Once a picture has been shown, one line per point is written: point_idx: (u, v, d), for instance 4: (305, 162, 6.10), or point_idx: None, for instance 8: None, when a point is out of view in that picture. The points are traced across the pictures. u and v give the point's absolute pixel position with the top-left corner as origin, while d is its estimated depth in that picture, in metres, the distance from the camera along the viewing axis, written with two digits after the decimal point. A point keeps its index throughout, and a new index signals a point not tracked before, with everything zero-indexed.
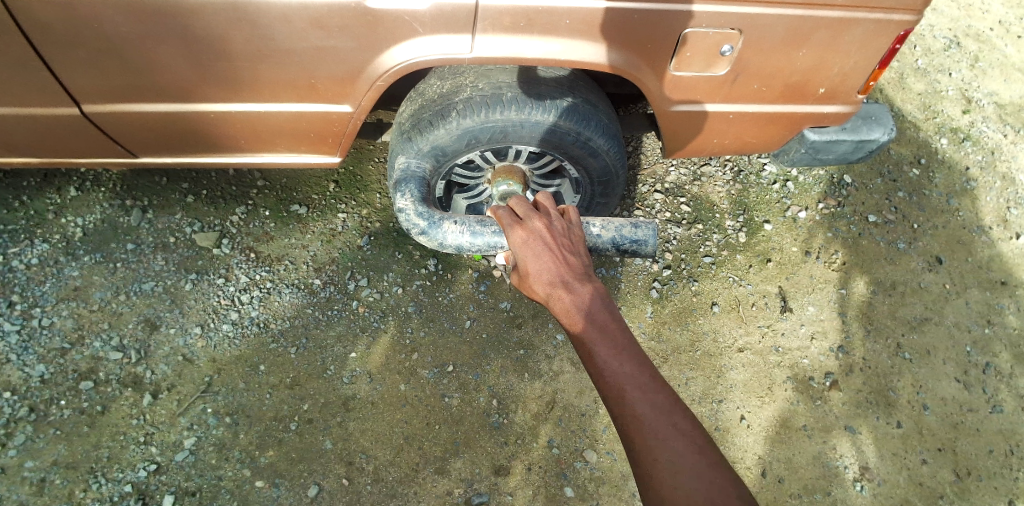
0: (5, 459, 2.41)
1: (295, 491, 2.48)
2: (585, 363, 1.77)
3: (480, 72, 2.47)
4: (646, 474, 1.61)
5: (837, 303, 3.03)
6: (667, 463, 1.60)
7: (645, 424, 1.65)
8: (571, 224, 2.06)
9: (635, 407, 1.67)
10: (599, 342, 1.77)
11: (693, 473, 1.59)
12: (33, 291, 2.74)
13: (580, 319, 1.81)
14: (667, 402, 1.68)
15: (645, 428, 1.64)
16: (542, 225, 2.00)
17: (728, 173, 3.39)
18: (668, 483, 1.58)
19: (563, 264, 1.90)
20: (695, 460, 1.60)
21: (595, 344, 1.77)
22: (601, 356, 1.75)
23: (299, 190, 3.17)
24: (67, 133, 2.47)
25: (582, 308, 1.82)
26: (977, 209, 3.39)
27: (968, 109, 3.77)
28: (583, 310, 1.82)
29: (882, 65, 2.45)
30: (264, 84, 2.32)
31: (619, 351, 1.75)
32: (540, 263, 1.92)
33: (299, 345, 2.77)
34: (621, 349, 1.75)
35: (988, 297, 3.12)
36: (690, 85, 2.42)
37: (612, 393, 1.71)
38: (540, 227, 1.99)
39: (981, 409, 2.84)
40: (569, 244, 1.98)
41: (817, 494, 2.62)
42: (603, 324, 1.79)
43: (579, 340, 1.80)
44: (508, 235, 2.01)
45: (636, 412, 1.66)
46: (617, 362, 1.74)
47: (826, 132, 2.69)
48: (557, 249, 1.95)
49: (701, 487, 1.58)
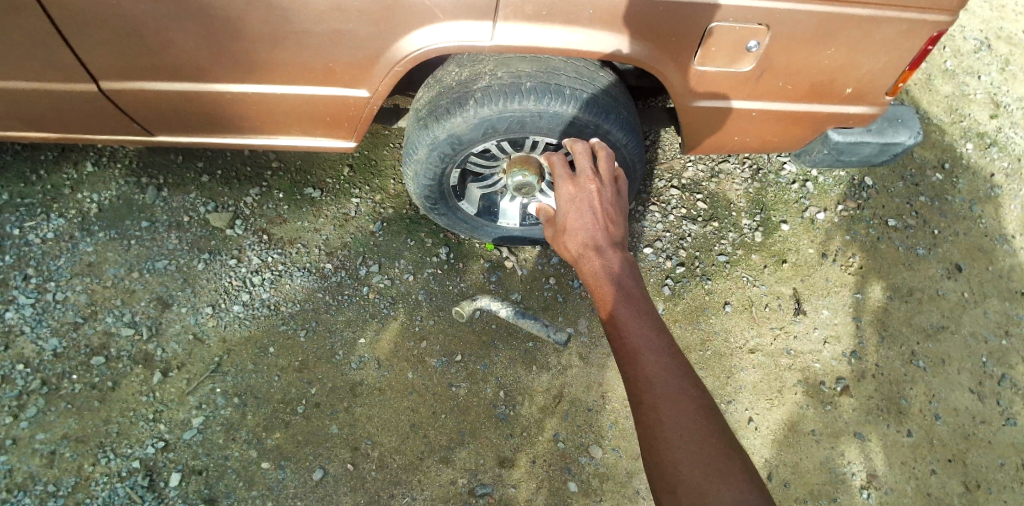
0: (17, 431, 2.43)
1: (301, 474, 2.49)
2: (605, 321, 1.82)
3: (499, 60, 2.43)
4: (654, 445, 1.63)
5: (852, 308, 3.00)
6: (670, 424, 1.63)
7: (655, 384, 1.68)
8: (621, 195, 2.09)
9: (647, 368, 1.71)
10: (622, 304, 1.81)
11: (694, 436, 1.61)
12: (48, 265, 2.76)
13: (607, 282, 1.85)
14: (680, 370, 1.70)
15: (654, 388, 1.68)
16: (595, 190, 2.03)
17: (747, 171, 3.35)
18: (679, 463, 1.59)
19: (603, 230, 1.94)
20: (697, 424, 1.62)
21: (617, 305, 1.81)
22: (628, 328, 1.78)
23: (314, 173, 3.17)
24: (85, 110, 2.48)
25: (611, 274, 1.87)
26: (1000, 217, 3.32)
27: (995, 113, 3.69)
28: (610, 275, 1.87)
29: (912, 67, 2.40)
30: (282, 67, 2.30)
31: (639, 315, 1.79)
32: (583, 226, 1.97)
33: (309, 328, 2.77)
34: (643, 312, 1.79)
35: (1007, 307, 3.06)
36: (714, 80, 2.37)
37: (625, 350, 1.75)
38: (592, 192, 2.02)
39: (994, 421, 2.80)
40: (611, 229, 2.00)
41: (822, 500, 2.60)
42: (628, 292, 1.83)
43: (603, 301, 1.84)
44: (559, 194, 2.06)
45: (647, 372, 1.70)
46: (635, 324, 1.77)
47: (850, 133, 2.64)
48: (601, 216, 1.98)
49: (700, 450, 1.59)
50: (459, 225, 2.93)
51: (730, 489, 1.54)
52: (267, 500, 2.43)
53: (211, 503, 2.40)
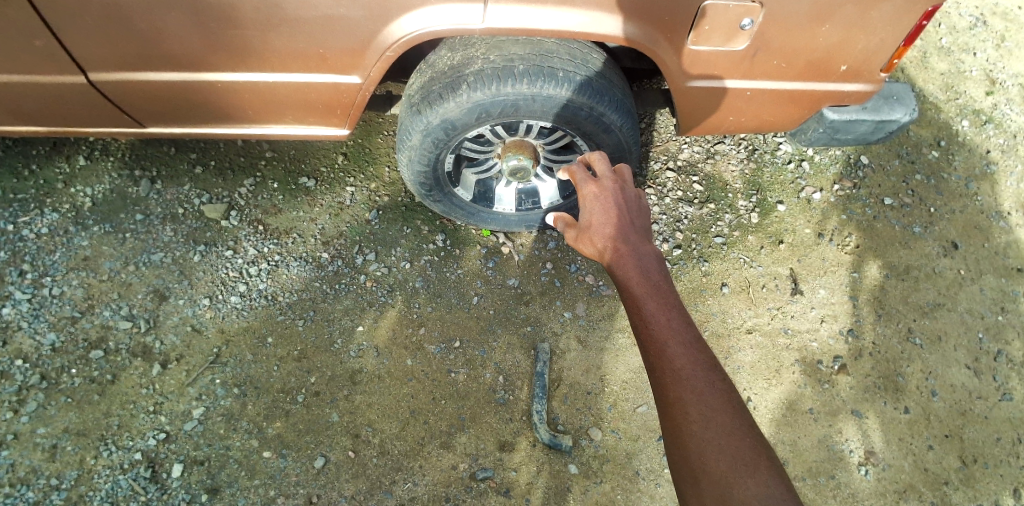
0: (18, 425, 2.44)
1: (302, 462, 2.50)
2: (632, 315, 1.74)
3: (492, 43, 2.41)
4: (681, 441, 1.57)
5: (848, 287, 3.00)
6: (698, 418, 1.58)
7: (683, 380, 1.62)
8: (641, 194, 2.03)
9: (676, 361, 1.65)
10: (649, 295, 1.74)
11: (723, 432, 1.56)
12: (44, 260, 2.75)
13: (634, 272, 1.78)
14: (710, 364, 1.64)
15: (683, 381, 1.62)
16: (616, 185, 1.98)
17: (742, 152, 3.34)
18: (707, 458, 1.54)
19: (626, 225, 1.88)
20: (727, 420, 1.57)
21: (644, 296, 1.74)
22: (654, 320, 1.70)
23: (308, 162, 3.16)
24: (76, 102, 2.46)
25: (637, 264, 1.80)
26: (996, 194, 3.32)
27: (991, 90, 3.68)
28: (637, 265, 1.80)
29: (908, 43, 2.38)
30: (272, 53, 2.28)
31: (668, 307, 1.71)
32: (605, 220, 1.91)
33: (306, 318, 2.77)
34: (671, 302, 1.73)
35: (1003, 284, 3.07)
36: (709, 60, 2.36)
37: (652, 343, 1.68)
38: (615, 186, 1.98)
39: (991, 397, 2.82)
40: (633, 217, 1.93)
41: (821, 478, 2.62)
42: (656, 283, 1.77)
43: (629, 294, 1.77)
44: (581, 190, 2.01)
45: (677, 365, 1.63)
46: (664, 316, 1.70)
47: (846, 111, 2.62)
48: (623, 210, 1.93)
49: (728, 445, 1.55)
50: (456, 211, 2.92)
51: (758, 485, 1.49)
52: (269, 488, 2.45)
53: (214, 493, 2.42)
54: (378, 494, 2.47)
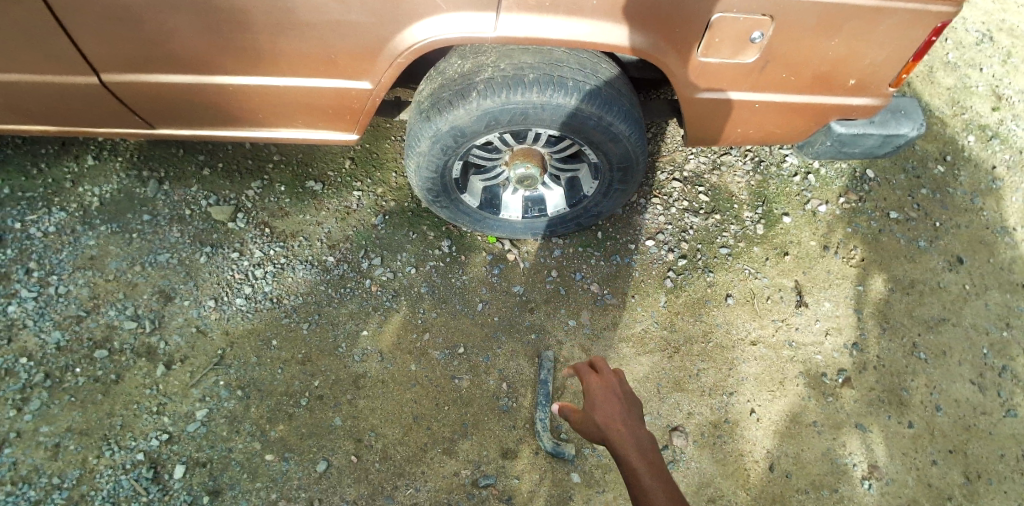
0: (21, 423, 2.43)
1: (304, 466, 2.49)
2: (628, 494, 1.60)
3: (501, 52, 2.43)
4: None
5: (853, 300, 3.01)
6: None
7: None
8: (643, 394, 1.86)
9: None
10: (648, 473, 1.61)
11: None
12: (51, 259, 2.75)
13: (632, 449, 1.66)
14: None
15: None
16: (619, 377, 1.85)
17: (748, 163, 3.36)
18: None
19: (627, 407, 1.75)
20: None
21: (642, 474, 1.61)
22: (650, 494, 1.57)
23: (315, 166, 3.17)
24: (87, 103, 2.47)
25: (636, 443, 1.67)
26: (1001, 209, 3.33)
27: (997, 106, 3.69)
28: (636, 444, 1.67)
29: (916, 58, 2.39)
30: (283, 57, 2.30)
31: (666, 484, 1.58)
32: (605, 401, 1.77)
33: (311, 321, 2.77)
34: (666, 479, 1.59)
35: (1008, 299, 3.07)
36: (717, 71, 2.37)
37: None
38: (617, 378, 1.84)
39: (995, 413, 2.81)
40: (632, 401, 1.79)
41: (824, 491, 2.61)
42: (654, 462, 1.63)
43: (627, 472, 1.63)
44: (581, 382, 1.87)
45: None
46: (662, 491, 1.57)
47: (853, 125, 2.64)
48: (624, 397, 1.79)
49: None
50: (462, 217, 2.93)
51: None
52: (271, 491, 2.43)
53: (215, 495, 2.40)
54: (380, 500, 2.46)
